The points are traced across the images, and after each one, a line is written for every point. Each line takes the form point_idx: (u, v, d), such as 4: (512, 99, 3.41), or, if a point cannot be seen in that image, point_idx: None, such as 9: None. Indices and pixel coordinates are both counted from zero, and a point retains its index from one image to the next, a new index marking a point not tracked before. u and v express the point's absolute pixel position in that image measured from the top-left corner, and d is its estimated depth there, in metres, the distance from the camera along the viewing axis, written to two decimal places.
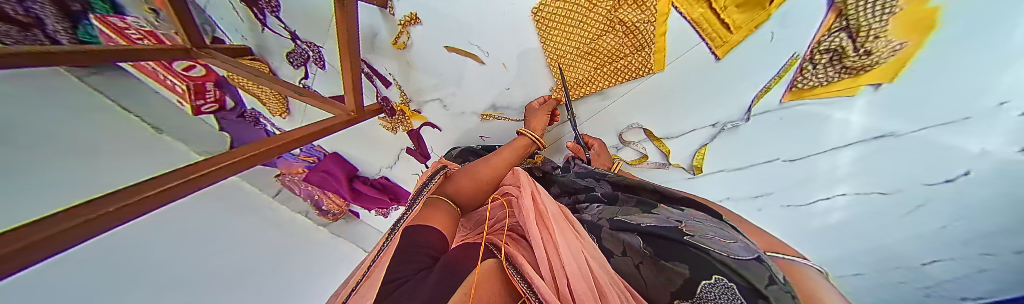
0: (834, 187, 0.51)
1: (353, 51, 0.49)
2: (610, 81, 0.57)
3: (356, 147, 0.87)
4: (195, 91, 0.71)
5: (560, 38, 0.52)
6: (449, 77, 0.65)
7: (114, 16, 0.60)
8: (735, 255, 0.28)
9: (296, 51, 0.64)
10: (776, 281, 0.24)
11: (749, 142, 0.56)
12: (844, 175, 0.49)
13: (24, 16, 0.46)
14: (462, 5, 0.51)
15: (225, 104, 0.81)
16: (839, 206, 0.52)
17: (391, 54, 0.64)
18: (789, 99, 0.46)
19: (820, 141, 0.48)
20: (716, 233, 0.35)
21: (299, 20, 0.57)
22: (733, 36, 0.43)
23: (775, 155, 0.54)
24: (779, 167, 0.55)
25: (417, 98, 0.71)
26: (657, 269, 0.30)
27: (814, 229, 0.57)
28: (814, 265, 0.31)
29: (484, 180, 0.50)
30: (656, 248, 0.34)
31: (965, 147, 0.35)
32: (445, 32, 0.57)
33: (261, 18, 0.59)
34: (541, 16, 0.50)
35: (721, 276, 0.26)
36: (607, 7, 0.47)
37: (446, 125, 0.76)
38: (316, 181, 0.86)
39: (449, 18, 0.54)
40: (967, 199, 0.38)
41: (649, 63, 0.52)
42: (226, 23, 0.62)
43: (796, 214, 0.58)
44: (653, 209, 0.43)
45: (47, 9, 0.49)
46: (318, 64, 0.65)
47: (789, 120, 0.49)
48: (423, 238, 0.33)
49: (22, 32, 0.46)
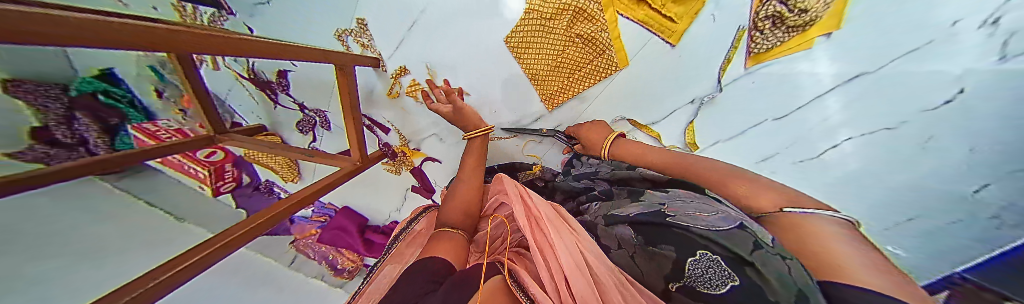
0: (836, 135, 0.46)
1: (353, 102, 0.53)
2: (586, 83, 0.62)
3: (366, 197, 0.85)
4: (215, 173, 0.77)
5: (531, 58, 0.60)
6: (441, 113, 0.68)
7: (146, 121, 0.79)
8: (719, 227, 0.28)
9: (304, 120, 0.70)
10: (760, 245, 0.24)
11: (736, 107, 0.55)
12: (841, 123, 0.46)
13: (70, 138, 0.66)
14: (446, 51, 0.61)
15: (242, 180, 0.86)
16: (850, 153, 0.44)
17: (387, 103, 0.69)
18: (751, 64, 0.51)
19: (798, 95, 0.49)
20: (696, 208, 0.34)
21: (306, 89, 0.64)
22: (678, 26, 0.53)
23: (761, 117, 0.53)
24: (773, 128, 0.52)
25: (415, 137, 0.72)
26: (648, 257, 0.31)
27: (821, 188, 0.46)
28: (842, 216, 0.25)
29: (473, 190, 0.54)
30: (644, 235, 0.34)
31: (947, 71, 0.37)
32: (434, 75, 0.64)
33: (273, 97, 0.67)
34: (515, 41, 0.58)
35: (706, 251, 0.26)
36: (566, 25, 0.56)
37: (444, 158, 0.73)
38: (330, 240, 0.82)
39: (436, 62, 0.62)
40: (977, 118, 0.34)
41: (613, 61, 0.58)
42: (244, 108, 0.71)
43: (801, 173, 0.49)
44: (640, 197, 0.43)
45: (92, 129, 0.69)
46: (325, 127, 0.70)
47: (761, 83, 0.52)
48: (431, 269, 0.33)
49: (66, 150, 0.65)
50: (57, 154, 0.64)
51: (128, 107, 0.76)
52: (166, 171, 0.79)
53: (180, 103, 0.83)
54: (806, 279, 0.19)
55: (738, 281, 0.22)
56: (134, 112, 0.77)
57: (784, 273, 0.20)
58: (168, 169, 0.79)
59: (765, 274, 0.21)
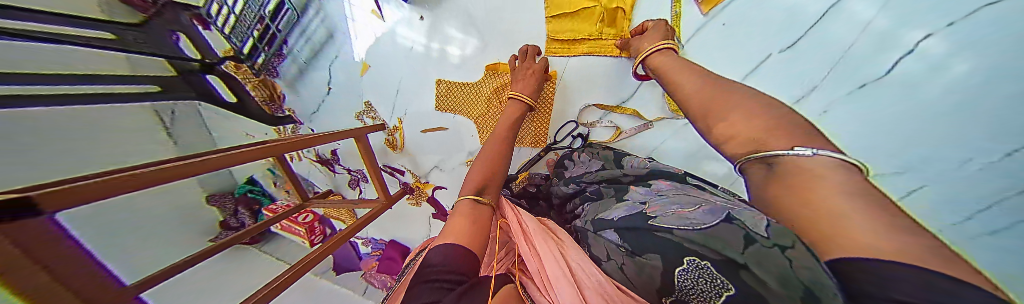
0: (907, 38, 0.45)
1: (370, 155, 0.70)
2: (545, 115, 0.73)
3: (402, 229, 1.01)
4: (309, 230, 1.08)
5: (490, 124, 0.73)
6: (441, 148, 0.82)
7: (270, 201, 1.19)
8: (699, 224, 0.28)
9: (351, 179, 0.93)
10: (754, 239, 0.22)
11: (726, 47, 0.59)
12: (888, 26, 0.46)
13: (235, 223, 1.12)
14: (425, 100, 0.77)
15: (326, 232, 1.15)
16: (938, 54, 0.43)
17: (399, 153, 0.88)
18: (706, 9, 0.59)
19: (809, 13, 0.52)
20: (677, 203, 0.34)
21: (348, 156, 0.88)
22: (614, 30, 0.61)
23: (767, 50, 0.56)
24: (784, 61, 0.55)
25: (423, 172, 0.87)
26: (637, 266, 0.31)
27: (894, 114, 0.47)
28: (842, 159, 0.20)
29: (488, 163, 0.49)
30: (629, 242, 0.33)
31: None
32: (425, 120, 0.79)
33: (331, 167, 0.94)
34: (473, 115, 0.75)
35: (694, 257, 0.25)
36: (494, 87, 0.70)
37: (452, 184, 0.84)
38: (384, 269, 0.97)
39: (422, 112, 0.78)
40: None
41: (552, 81, 0.69)
42: (318, 180, 1.00)
43: (866, 100, 0.49)
44: (624, 195, 0.44)
45: (245, 216, 1.15)
46: (363, 181, 0.91)
47: (730, 23, 0.58)
48: (444, 259, 0.31)
49: (230, 230, 1.09)
50: (224, 233, 1.08)
51: (261, 196, 1.19)
52: (285, 233, 1.12)
53: (286, 185, 1.18)
54: (817, 271, 0.17)
55: (731, 290, 0.22)
56: (263, 197, 1.19)
57: (785, 268, 0.19)
58: (285, 232, 1.13)
59: (762, 278, 0.20)
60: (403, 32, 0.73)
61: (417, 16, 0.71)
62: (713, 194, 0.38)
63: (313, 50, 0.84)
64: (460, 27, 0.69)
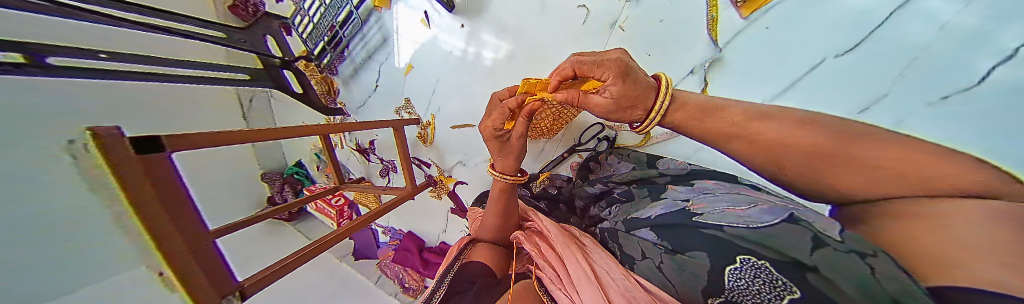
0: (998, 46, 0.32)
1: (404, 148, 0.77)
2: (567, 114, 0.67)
3: (421, 221, 1.04)
4: (338, 214, 1.16)
5: None
6: (469, 145, 0.86)
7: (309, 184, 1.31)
8: (755, 224, 0.26)
9: (382, 168, 1.01)
10: (825, 242, 0.21)
11: (760, 55, 0.50)
12: (975, 26, 0.34)
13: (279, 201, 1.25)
14: (458, 98, 0.83)
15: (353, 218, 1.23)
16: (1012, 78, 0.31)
17: (428, 146, 0.94)
18: (746, 13, 0.50)
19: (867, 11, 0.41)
20: (727, 201, 0.32)
21: (383, 145, 0.96)
22: None
23: (819, 54, 0.45)
24: (837, 69, 0.44)
25: (447, 165, 0.92)
26: (678, 266, 0.29)
27: None
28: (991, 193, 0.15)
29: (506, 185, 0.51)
30: (670, 240, 0.31)
31: None
32: (456, 118, 0.85)
33: (367, 155, 1.03)
34: None
35: (748, 256, 0.23)
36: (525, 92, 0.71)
37: (474, 179, 0.87)
38: (399, 258, 0.99)
39: (453, 110, 0.85)
40: None
41: None
42: (354, 167, 1.10)
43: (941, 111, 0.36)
44: (661, 195, 0.42)
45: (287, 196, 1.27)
46: (393, 170, 0.98)
47: (774, 25, 0.48)
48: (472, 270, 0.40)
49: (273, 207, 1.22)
50: None
51: (304, 178, 1.31)
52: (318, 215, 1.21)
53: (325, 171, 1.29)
54: (904, 281, 0.17)
55: (796, 293, 0.19)
56: (305, 180, 1.31)
57: (866, 276, 0.18)
58: (319, 214, 1.23)
59: (836, 283, 0.19)
60: (444, 38, 0.82)
61: (458, 24, 0.79)
62: (769, 195, 0.35)
63: (367, 53, 0.98)
64: (494, 34, 0.75)
